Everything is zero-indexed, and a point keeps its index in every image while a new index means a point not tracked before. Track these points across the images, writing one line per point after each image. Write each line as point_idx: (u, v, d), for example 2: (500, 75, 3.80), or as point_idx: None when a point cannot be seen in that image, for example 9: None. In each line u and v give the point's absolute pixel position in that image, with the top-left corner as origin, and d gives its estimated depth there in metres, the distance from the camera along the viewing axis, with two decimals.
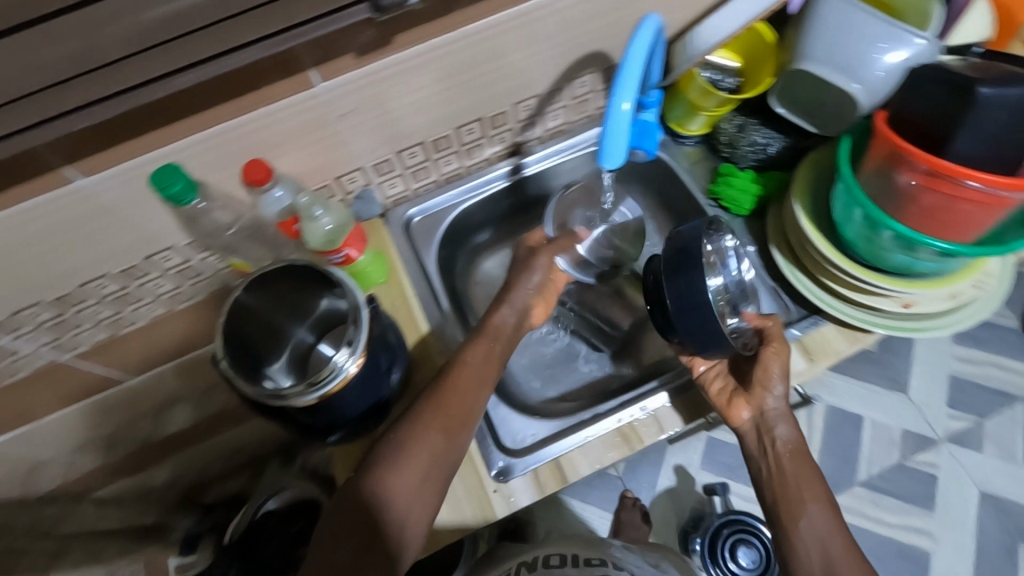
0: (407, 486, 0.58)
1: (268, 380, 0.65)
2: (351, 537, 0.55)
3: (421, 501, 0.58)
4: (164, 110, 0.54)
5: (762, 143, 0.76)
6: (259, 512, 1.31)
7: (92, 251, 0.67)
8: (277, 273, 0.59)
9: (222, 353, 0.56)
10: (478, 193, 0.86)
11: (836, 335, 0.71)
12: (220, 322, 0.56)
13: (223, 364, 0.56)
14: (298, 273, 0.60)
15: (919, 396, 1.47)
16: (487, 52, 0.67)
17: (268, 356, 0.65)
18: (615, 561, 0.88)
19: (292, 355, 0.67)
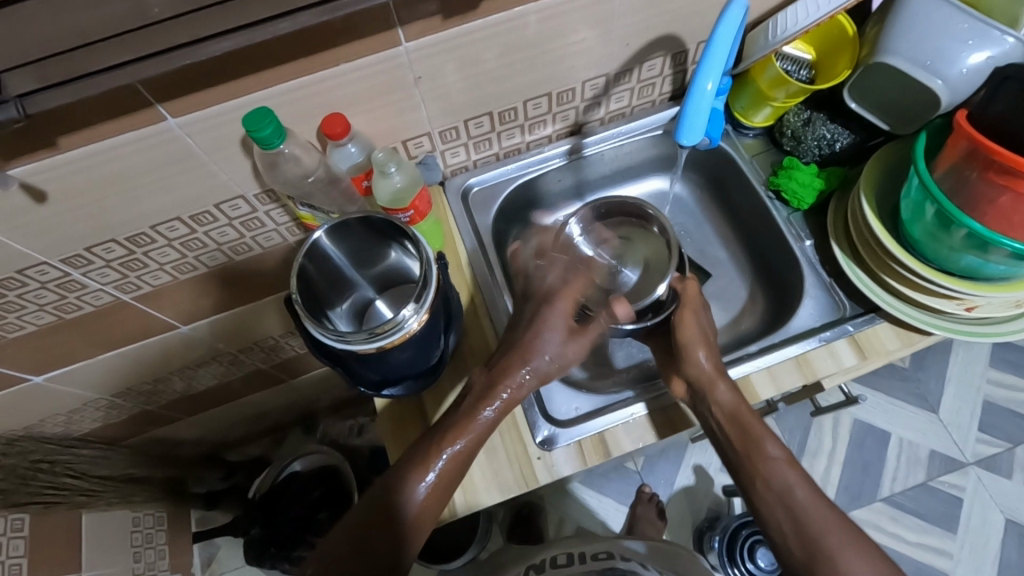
0: (426, 494, 0.60)
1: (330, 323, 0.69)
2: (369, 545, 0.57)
3: (436, 504, 0.61)
4: (257, 57, 0.56)
5: (829, 137, 0.76)
6: (281, 476, 1.38)
7: (168, 194, 0.68)
8: (353, 223, 0.61)
9: (297, 294, 0.59)
10: (537, 170, 0.87)
11: (890, 335, 0.70)
12: (297, 264, 0.58)
13: (298, 304, 0.59)
14: (376, 225, 0.62)
15: (949, 417, 1.45)
16: (566, 25, 0.67)
17: (332, 302, 0.69)
18: (624, 550, 0.91)
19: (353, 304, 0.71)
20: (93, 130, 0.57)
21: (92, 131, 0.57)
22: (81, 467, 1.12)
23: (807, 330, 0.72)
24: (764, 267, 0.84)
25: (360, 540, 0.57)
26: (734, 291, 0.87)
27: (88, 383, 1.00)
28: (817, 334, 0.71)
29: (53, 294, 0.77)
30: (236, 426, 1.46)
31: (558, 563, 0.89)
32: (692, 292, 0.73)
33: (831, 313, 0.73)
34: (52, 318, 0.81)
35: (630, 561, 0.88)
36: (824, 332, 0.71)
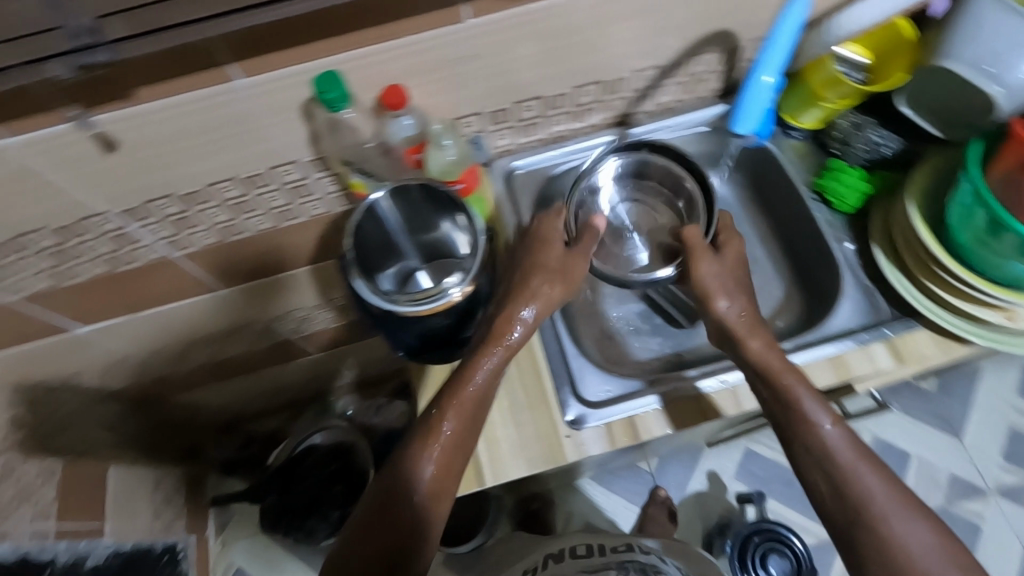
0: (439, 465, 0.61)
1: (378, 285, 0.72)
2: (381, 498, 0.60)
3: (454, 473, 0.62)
4: (330, 23, 0.58)
5: (878, 143, 0.77)
6: (299, 447, 1.40)
7: (229, 153, 0.71)
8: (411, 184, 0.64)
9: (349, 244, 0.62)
10: (581, 157, 0.88)
11: (928, 341, 0.70)
12: (352, 218, 0.62)
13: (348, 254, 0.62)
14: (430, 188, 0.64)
15: (973, 443, 1.43)
16: (626, 13, 0.69)
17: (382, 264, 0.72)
18: (642, 546, 0.91)
19: (400, 270, 0.74)
20: (167, 85, 0.60)
21: (166, 85, 0.60)
22: None
23: (842, 330, 0.72)
24: (802, 268, 0.85)
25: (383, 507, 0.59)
26: (769, 291, 0.87)
27: (129, 337, 1.03)
28: (853, 335, 0.71)
29: (108, 245, 0.80)
30: (259, 396, 1.49)
31: (577, 555, 0.89)
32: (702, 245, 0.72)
33: (870, 316, 0.72)
34: (104, 268, 0.84)
35: (649, 555, 0.88)
36: (861, 334, 0.71)
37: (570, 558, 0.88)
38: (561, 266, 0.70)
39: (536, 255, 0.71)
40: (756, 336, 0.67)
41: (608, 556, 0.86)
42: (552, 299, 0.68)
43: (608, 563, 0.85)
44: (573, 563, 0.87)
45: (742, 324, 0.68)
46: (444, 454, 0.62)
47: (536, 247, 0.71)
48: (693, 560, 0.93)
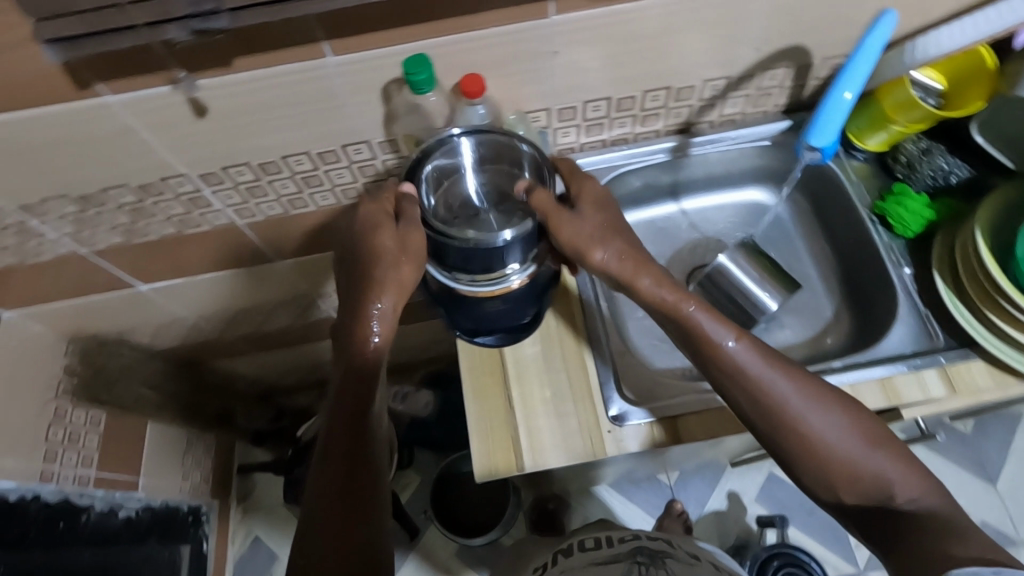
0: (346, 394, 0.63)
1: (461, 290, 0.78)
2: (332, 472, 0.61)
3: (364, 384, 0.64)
4: (423, 10, 0.61)
5: (945, 169, 0.77)
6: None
7: (308, 127, 0.74)
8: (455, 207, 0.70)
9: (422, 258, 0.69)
10: (640, 161, 0.89)
11: (984, 373, 0.69)
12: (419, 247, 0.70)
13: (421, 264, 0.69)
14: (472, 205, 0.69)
15: (1008, 490, 1.39)
16: (705, 21, 0.70)
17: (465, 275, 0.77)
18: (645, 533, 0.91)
19: None
20: (263, 56, 0.63)
21: (263, 57, 0.63)
22: None
23: (894, 354, 0.72)
24: (855, 289, 0.84)
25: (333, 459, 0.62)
26: (820, 311, 0.87)
27: (185, 299, 1.07)
28: (905, 360, 0.70)
29: (182, 207, 0.84)
30: (293, 370, 1.53)
31: (587, 547, 0.88)
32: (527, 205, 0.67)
33: (923, 342, 0.72)
34: (174, 229, 0.88)
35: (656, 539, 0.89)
36: (914, 359, 0.70)
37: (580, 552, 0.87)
38: (395, 248, 0.63)
39: (374, 235, 0.64)
40: (645, 276, 0.66)
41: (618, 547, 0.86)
42: (402, 283, 0.64)
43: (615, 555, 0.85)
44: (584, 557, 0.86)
45: (623, 267, 0.66)
46: (352, 383, 0.63)
47: (369, 231, 0.64)
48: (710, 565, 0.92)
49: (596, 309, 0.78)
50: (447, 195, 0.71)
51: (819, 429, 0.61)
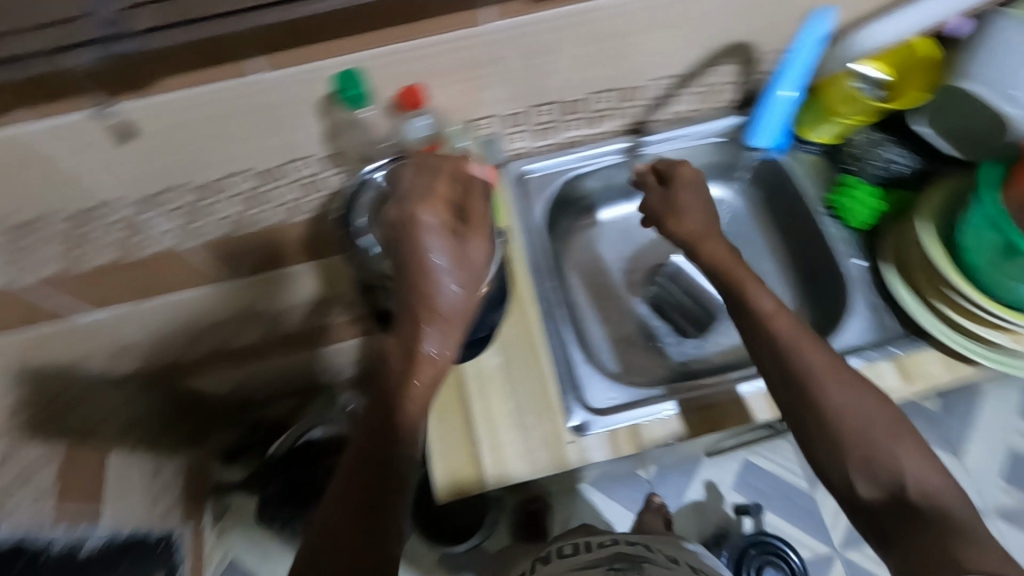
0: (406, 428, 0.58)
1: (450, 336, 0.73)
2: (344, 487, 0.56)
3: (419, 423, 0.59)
4: (355, 22, 0.58)
5: (893, 161, 0.77)
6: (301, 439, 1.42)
7: (246, 145, 0.71)
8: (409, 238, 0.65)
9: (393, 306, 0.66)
10: (594, 163, 0.88)
11: (937, 362, 0.70)
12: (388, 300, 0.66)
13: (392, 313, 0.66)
14: None
15: (974, 464, 1.43)
16: (651, 21, 0.69)
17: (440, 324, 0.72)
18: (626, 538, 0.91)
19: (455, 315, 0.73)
20: (192, 74, 0.60)
21: (191, 75, 0.60)
22: None
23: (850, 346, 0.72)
24: (810, 283, 0.85)
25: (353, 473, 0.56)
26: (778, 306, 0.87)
27: (137, 324, 1.03)
28: (861, 353, 0.70)
29: (120, 232, 0.80)
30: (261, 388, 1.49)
31: (565, 553, 0.88)
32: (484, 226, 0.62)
33: (878, 334, 0.72)
34: (115, 254, 0.84)
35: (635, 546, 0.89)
36: (869, 352, 0.70)
37: (557, 560, 0.87)
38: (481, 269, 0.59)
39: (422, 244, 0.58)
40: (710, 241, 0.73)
41: (595, 554, 0.86)
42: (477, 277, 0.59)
43: (594, 561, 0.85)
44: (562, 562, 0.86)
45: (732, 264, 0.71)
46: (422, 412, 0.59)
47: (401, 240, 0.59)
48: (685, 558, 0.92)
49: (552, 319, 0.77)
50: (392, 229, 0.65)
51: (834, 413, 0.61)
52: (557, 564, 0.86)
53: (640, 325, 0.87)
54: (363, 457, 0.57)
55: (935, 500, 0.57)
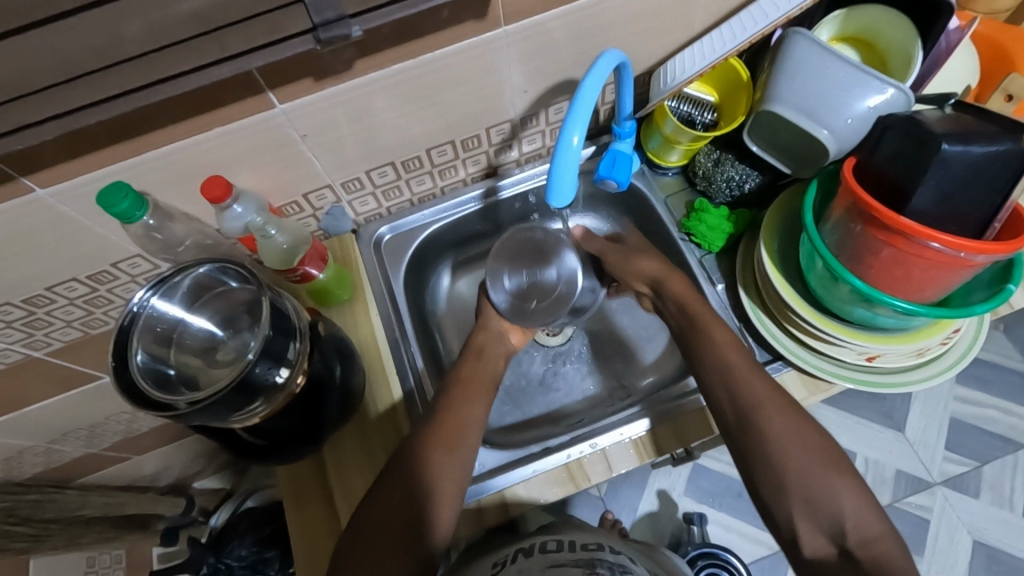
0: (442, 471, 0.61)
1: (328, 431, 0.67)
2: (385, 513, 0.59)
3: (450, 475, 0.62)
4: (120, 128, 0.55)
5: (738, 179, 0.74)
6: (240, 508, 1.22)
7: (58, 257, 0.67)
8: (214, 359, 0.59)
9: (246, 433, 0.61)
10: (451, 215, 0.86)
11: (798, 384, 0.68)
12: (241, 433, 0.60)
13: (246, 435, 0.61)
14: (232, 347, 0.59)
15: (917, 435, 1.33)
16: (458, 77, 0.66)
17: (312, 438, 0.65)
18: (614, 548, 0.69)
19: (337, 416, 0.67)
20: None
21: None
22: (24, 512, 0.97)
23: None
24: None
25: (379, 510, 0.59)
26: (655, 339, 0.86)
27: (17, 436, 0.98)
28: None
29: None
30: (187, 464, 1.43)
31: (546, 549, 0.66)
32: (278, 320, 0.56)
33: None
34: None
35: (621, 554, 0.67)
36: None
37: (537, 554, 0.65)
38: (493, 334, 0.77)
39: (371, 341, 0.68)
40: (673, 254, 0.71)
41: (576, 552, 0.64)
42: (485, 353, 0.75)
43: (576, 560, 0.63)
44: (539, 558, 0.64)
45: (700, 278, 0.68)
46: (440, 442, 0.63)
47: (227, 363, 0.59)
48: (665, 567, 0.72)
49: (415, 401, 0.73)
50: (184, 356, 0.58)
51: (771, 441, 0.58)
52: (532, 560, 0.64)
53: (526, 371, 0.86)
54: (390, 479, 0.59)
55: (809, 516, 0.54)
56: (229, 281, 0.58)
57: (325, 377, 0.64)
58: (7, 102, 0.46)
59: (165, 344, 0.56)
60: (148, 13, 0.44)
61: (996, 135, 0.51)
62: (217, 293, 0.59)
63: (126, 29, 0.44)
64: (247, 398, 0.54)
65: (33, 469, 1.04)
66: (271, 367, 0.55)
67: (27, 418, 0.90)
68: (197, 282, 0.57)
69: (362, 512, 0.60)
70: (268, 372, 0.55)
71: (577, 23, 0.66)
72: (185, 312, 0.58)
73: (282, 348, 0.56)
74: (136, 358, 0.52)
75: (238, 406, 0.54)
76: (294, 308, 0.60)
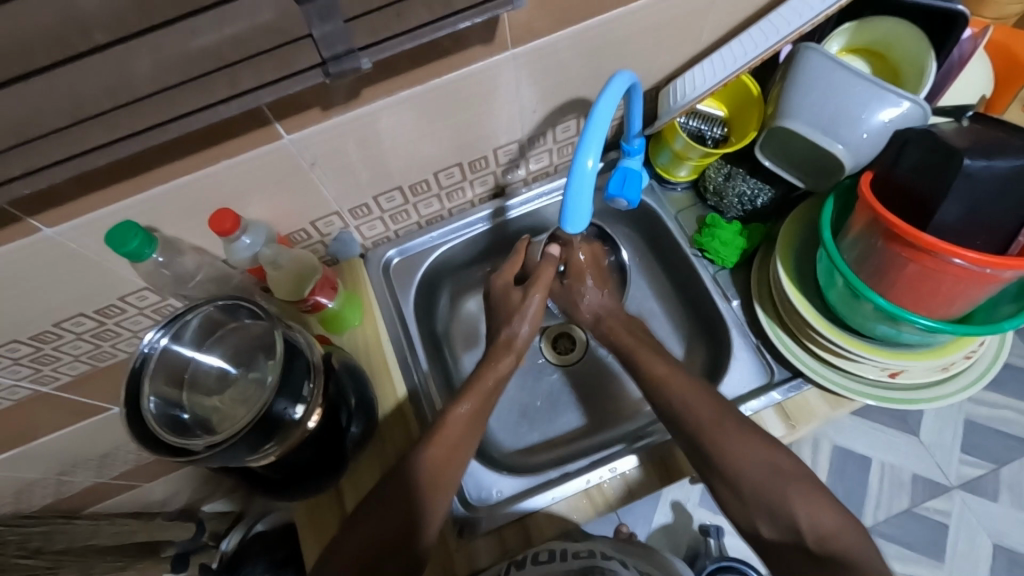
0: (430, 490, 0.60)
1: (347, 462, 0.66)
2: (363, 536, 0.57)
3: (441, 489, 0.60)
4: (127, 165, 0.54)
5: (750, 194, 0.73)
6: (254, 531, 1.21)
7: (66, 293, 0.66)
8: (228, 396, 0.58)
9: (264, 469, 0.60)
10: (459, 235, 0.85)
11: (820, 402, 0.67)
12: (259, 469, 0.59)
13: (265, 472, 0.60)
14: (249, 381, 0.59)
15: (932, 439, 1.31)
16: (465, 101, 0.66)
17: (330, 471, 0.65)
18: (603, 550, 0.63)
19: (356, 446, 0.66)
20: None
21: None
22: (34, 546, 0.95)
23: (738, 396, 0.68)
24: (698, 325, 0.81)
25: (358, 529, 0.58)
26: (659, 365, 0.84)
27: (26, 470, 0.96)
28: (745, 403, 0.67)
29: None
30: None
31: (538, 561, 0.61)
32: (291, 355, 0.55)
33: (761, 377, 0.69)
34: None
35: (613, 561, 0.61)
36: (752, 402, 0.67)
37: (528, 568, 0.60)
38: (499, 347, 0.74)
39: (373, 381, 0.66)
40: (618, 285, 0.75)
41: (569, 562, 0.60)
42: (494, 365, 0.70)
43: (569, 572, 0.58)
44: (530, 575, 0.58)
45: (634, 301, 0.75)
46: (442, 461, 0.61)
47: (244, 400, 0.58)
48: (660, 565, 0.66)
49: (428, 418, 0.72)
50: (198, 394, 0.57)
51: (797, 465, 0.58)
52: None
53: (540, 392, 0.85)
54: (401, 510, 0.59)
55: (836, 544, 0.54)
56: (241, 317, 0.57)
57: (341, 408, 0.63)
58: (13, 148, 0.45)
59: (177, 384, 0.56)
60: (157, 54, 0.43)
61: (1019, 148, 0.50)
62: (229, 329, 0.58)
63: (133, 71, 0.44)
64: (265, 436, 0.53)
65: (43, 500, 1.02)
66: (288, 402, 0.55)
67: (36, 452, 0.89)
68: (209, 320, 0.56)
69: (348, 536, 0.58)
70: (285, 408, 0.54)
71: (583, 44, 0.65)
72: (195, 350, 0.58)
73: (298, 384, 0.55)
74: (149, 403, 0.51)
75: (256, 445, 0.53)
76: (308, 340, 0.59)
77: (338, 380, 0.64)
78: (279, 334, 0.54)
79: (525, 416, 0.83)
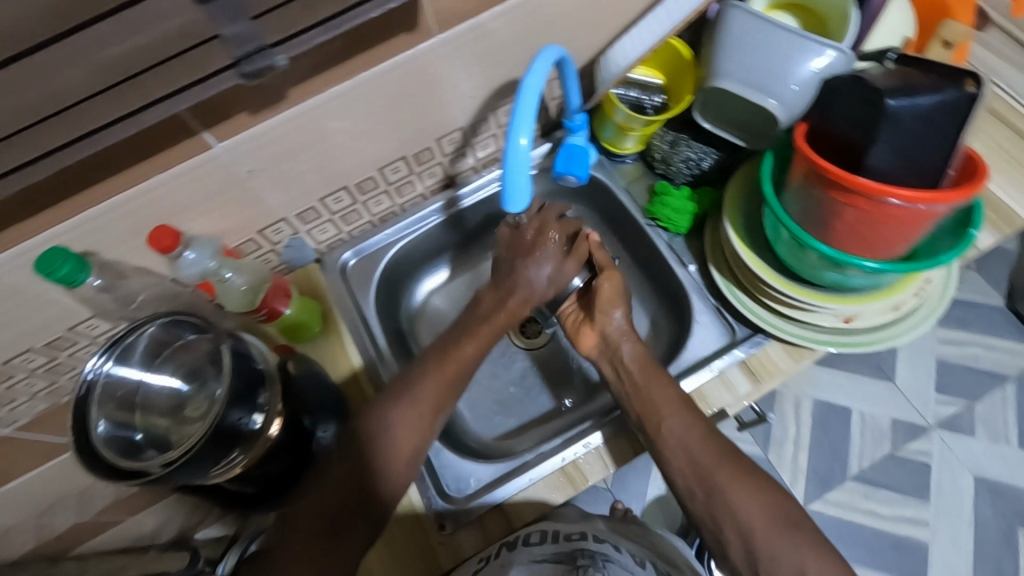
0: None
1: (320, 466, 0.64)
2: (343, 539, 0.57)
3: None
4: (54, 189, 0.52)
5: (695, 158, 0.74)
6: None
7: (10, 330, 0.64)
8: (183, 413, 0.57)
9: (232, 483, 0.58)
10: (415, 230, 0.85)
11: (782, 354, 0.68)
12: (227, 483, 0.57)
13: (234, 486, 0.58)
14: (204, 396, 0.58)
15: (907, 383, 1.34)
16: (400, 92, 0.65)
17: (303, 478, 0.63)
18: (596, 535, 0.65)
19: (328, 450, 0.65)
20: None
21: None
22: None
23: (700, 359, 0.69)
24: (659, 294, 0.81)
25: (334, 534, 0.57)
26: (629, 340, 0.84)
27: None
28: (709, 362, 0.68)
29: None
30: None
31: (529, 543, 0.62)
32: (242, 365, 0.54)
33: (723, 338, 0.70)
34: None
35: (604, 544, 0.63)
36: (716, 362, 0.68)
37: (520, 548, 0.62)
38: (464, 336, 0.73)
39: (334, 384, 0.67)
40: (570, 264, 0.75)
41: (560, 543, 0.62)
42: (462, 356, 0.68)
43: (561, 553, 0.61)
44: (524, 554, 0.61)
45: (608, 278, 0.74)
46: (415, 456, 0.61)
47: (200, 417, 0.57)
48: (657, 548, 0.68)
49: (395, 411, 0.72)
50: (149, 416, 0.56)
51: None
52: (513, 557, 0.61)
53: (512, 379, 0.85)
54: None
55: None
56: (185, 332, 0.56)
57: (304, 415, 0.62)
58: None
59: (128, 408, 0.55)
60: (59, 73, 0.41)
61: (940, 84, 0.51)
62: (176, 347, 0.57)
63: (42, 86, 0.42)
64: (223, 448, 0.52)
65: None
66: (242, 412, 0.54)
67: None
68: (155, 339, 0.55)
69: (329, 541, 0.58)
70: (240, 416, 0.53)
71: (511, 25, 0.65)
72: (143, 372, 0.56)
73: (252, 392, 0.55)
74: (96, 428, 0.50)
75: (217, 458, 0.52)
76: (259, 347, 0.58)
77: (302, 386, 0.63)
78: (225, 347, 0.54)
79: (502, 404, 0.83)
